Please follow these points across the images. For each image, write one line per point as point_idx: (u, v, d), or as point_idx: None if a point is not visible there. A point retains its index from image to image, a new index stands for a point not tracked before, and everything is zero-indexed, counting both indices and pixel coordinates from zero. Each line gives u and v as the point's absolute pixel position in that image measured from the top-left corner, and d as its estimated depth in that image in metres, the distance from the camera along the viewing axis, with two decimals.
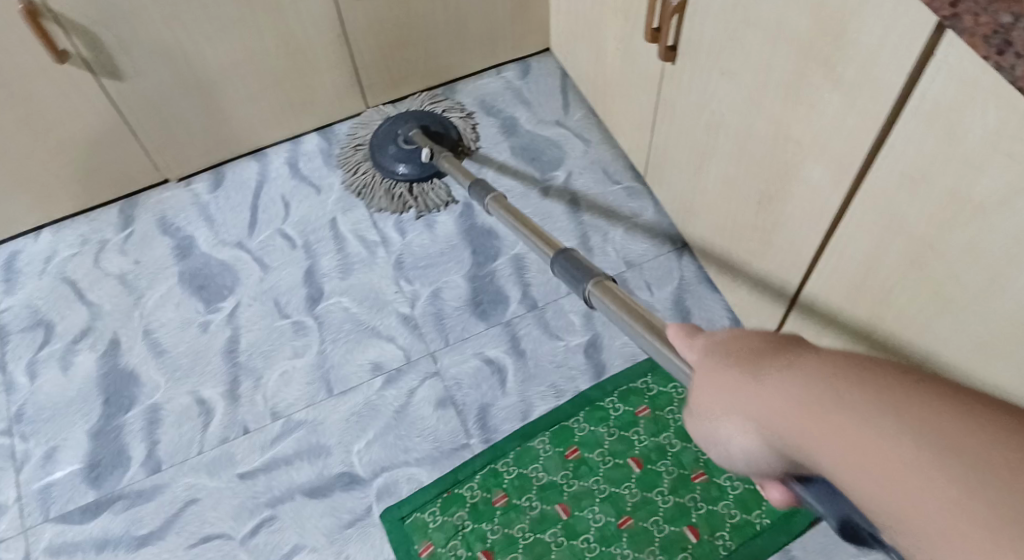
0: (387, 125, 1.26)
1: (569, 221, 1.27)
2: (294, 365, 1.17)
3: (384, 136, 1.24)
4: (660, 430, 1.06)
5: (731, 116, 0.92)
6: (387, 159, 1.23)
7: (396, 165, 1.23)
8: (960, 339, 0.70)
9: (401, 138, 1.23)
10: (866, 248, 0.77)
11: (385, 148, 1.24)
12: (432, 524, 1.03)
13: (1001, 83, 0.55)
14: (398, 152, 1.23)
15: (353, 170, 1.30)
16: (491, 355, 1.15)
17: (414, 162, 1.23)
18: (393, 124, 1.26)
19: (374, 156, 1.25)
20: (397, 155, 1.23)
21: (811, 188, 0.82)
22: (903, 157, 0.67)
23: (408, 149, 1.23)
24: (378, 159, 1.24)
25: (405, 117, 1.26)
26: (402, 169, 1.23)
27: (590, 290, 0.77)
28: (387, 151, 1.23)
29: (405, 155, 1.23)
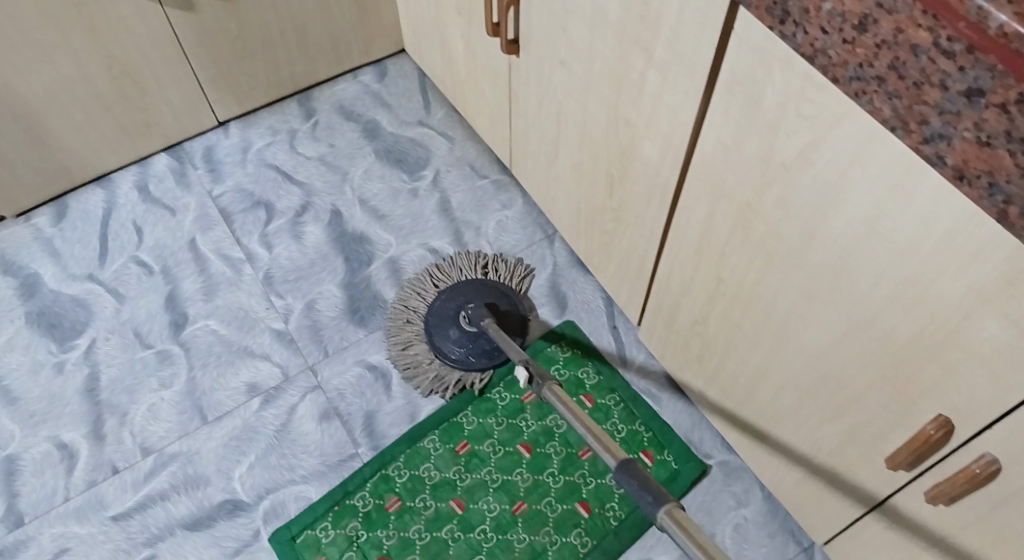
0: (443, 303, 1.13)
1: (441, 219, 1.32)
2: (161, 397, 1.12)
3: (443, 316, 1.12)
4: (546, 413, 1.12)
5: (573, 104, 1.01)
6: (446, 342, 1.10)
7: (454, 349, 1.09)
8: (784, 292, 0.80)
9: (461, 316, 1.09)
10: (702, 217, 0.87)
11: (445, 330, 1.10)
12: (324, 539, 1.02)
13: (781, 51, 0.63)
14: (459, 336, 1.09)
15: (406, 355, 1.14)
16: (373, 362, 1.16)
17: (475, 348, 1.08)
18: (451, 303, 1.13)
19: (431, 337, 1.11)
20: (457, 339, 1.09)
21: (651, 167, 0.92)
22: (719, 127, 0.76)
23: (468, 333, 1.08)
24: (436, 344, 1.10)
25: (464, 294, 1.13)
26: (461, 354, 1.08)
27: None
28: (448, 336, 1.10)
29: (469, 341, 1.08)
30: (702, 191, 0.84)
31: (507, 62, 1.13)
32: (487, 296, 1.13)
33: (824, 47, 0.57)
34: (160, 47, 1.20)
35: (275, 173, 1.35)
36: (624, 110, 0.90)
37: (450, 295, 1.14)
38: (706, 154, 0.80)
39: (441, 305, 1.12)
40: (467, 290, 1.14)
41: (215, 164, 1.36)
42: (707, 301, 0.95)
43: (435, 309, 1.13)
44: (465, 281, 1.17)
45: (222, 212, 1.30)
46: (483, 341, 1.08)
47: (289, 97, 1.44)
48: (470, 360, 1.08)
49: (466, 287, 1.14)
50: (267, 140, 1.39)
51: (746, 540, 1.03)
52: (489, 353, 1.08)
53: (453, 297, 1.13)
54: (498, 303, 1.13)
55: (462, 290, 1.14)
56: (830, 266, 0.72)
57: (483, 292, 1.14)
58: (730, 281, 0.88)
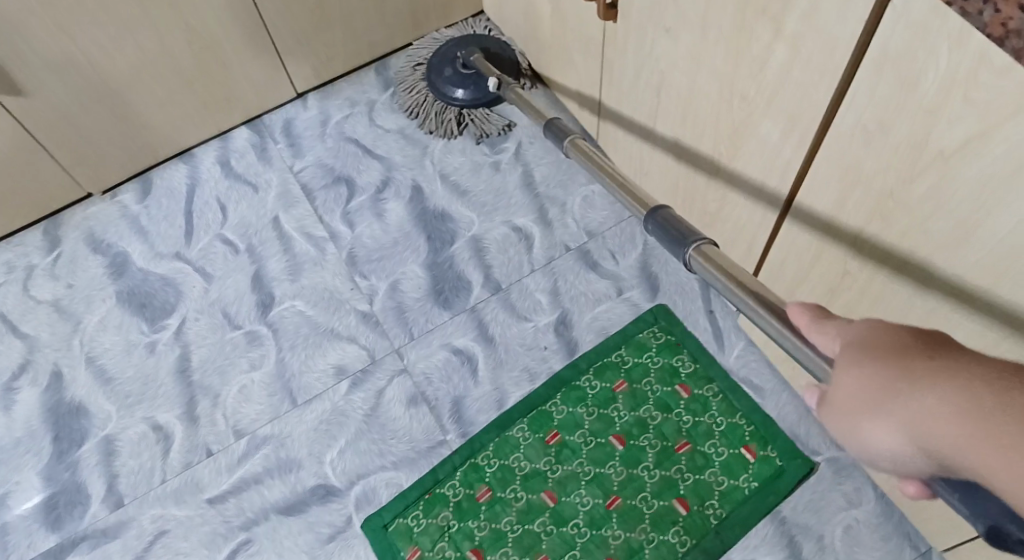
0: (447, 47, 1.25)
1: (524, 194, 1.26)
2: (251, 379, 1.12)
3: (441, 56, 1.25)
4: (639, 404, 1.08)
5: (677, 74, 0.93)
6: (441, 80, 1.24)
7: (447, 86, 1.23)
8: (928, 291, 0.72)
9: (459, 61, 1.22)
10: (830, 204, 0.79)
11: (442, 66, 1.24)
12: (416, 528, 1.01)
13: (953, 21, 0.54)
14: (454, 75, 1.23)
15: (410, 98, 1.30)
16: (459, 345, 1.14)
17: (465, 85, 1.23)
18: (454, 47, 1.25)
19: (430, 76, 1.25)
20: (451, 79, 1.23)
21: (769, 148, 0.84)
22: (863, 110, 0.68)
23: (463, 74, 1.23)
24: (432, 81, 1.25)
25: (468, 41, 1.25)
26: (452, 91, 1.23)
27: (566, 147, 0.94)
28: (443, 73, 1.24)
29: (459, 78, 1.23)
30: (836, 181, 0.76)
31: (601, 29, 1.05)
32: (485, 43, 1.26)
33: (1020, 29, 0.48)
34: (239, 19, 1.16)
35: (355, 147, 1.31)
36: (741, 85, 0.82)
37: (455, 41, 1.26)
38: (842, 138, 0.72)
39: (445, 46, 1.25)
40: (471, 40, 1.25)
41: (295, 138, 1.33)
42: (829, 293, 0.87)
43: (436, 52, 1.26)
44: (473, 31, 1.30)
45: (304, 189, 1.28)
46: (475, 80, 1.22)
47: (366, 67, 1.39)
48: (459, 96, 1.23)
49: (472, 39, 1.26)
50: (346, 112, 1.35)
51: (858, 543, 0.96)
52: (478, 92, 1.23)
53: (458, 43, 1.25)
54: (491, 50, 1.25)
55: (464, 39, 1.26)
56: (991, 272, 0.64)
57: (480, 40, 1.26)
58: (858, 274, 0.81)
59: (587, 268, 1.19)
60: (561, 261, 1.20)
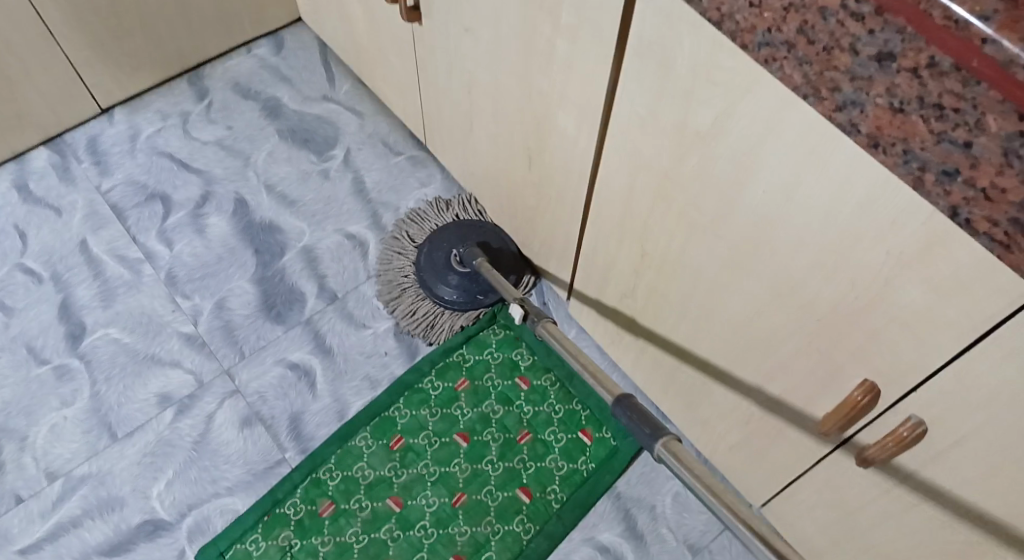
0: (430, 255, 1.14)
1: (356, 201, 1.25)
2: (63, 416, 1.04)
3: (434, 264, 1.13)
4: (482, 400, 1.09)
5: (480, 73, 0.95)
6: (446, 291, 1.12)
7: (456, 294, 1.11)
8: (710, 263, 0.78)
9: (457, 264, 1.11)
10: (621, 188, 0.83)
11: (440, 276, 1.12)
12: (255, 552, 0.97)
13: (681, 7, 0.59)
14: (459, 281, 1.11)
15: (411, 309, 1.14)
16: (295, 359, 1.11)
17: (475, 288, 1.11)
18: (439, 251, 1.15)
19: (431, 291, 1.13)
20: (457, 285, 1.11)
21: (567, 140, 0.87)
22: (632, 96, 0.72)
23: (466, 275, 1.11)
24: (437, 294, 1.12)
25: (446, 239, 1.15)
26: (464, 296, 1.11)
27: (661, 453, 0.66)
28: (447, 284, 1.11)
29: (468, 282, 1.11)
30: (621, 165, 0.81)
31: (410, 32, 1.05)
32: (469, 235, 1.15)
33: (732, 14, 0.53)
34: (22, 31, 1.07)
35: (170, 162, 1.25)
36: (534, 79, 0.85)
37: (433, 245, 1.15)
38: (621, 124, 0.76)
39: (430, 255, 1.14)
40: (451, 234, 1.15)
41: (102, 156, 1.25)
42: (635, 274, 0.92)
43: (425, 267, 1.14)
44: (452, 226, 1.18)
45: (114, 209, 1.20)
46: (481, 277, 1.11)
47: (177, 78, 1.33)
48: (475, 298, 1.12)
49: (449, 230, 1.16)
50: (158, 125, 1.28)
51: (686, 508, 1.02)
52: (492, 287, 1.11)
53: (439, 244, 1.15)
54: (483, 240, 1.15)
55: (443, 238, 1.15)
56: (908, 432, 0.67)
57: (463, 234, 1.16)
58: (653, 254, 0.86)
59: None
60: None
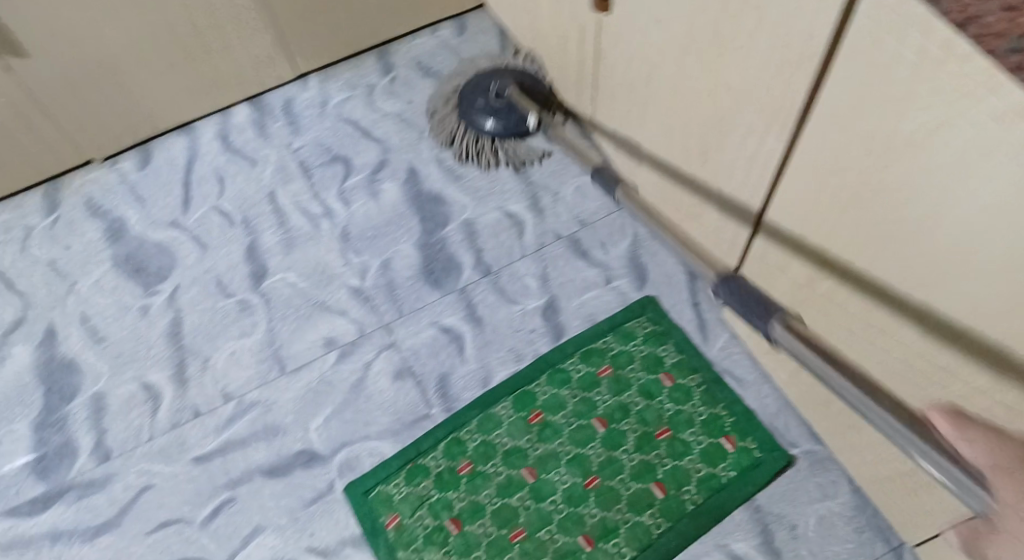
0: (475, 81, 1.27)
1: (518, 181, 1.29)
2: (242, 345, 1.15)
3: (475, 90, 1.26)
4: (623, 389, 1.11)
5: (666, 65, 0.97)
6: (474, 112, 1.25)
7: (482, 117, 1.25)
8: (899, 274, 0.75)
9: (493, 92, 1.24)
10: (808, 191, 0.82)
11: (476, 101, 1.25)
12: (397, 496, 1.03)
13: (913, 10, 0.58)
14: (488, 106, 1.24)
15: (443, 126, 1.31)
16: (448, 324, 1.16)
17: (503, 118, 1.24)
18: (482, 79, 1.27)
19: (463, 109, 1.26)
20: (486, 109, 1.24)
21: (753, 137, 0.87)
22: (839, 96, 0.71)
23: (497, 105, 1.24)
24: (466, 112, 1.26)
25: (493, 73, 1.27)
26: (487, 122, 1.24)
27: (773, 323, 0.68)
28: (477, 104, 1.25)
29: (498, 111, 1.24)
30: (814, 166, 0.80)
31: (596, 22, 1.09)
32: (513, 75, 1.27)
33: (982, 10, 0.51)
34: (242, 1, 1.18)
35: (353, 128, 1.35)
36: (725, 74, 0.86)
37: (480, 75, 1.28)
38: (819, 124, 0.76)
39: (476, 79, 1.26)
40: (498, 71, 1.27)
41: (294, 117, 1.36)
42: (807, 280, 0.91)
43: (465, 87, 1.27)
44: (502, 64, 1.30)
45: (301, 166, 1.31)
46: (510, 110, 1.24)
47: (366, 52, 1.43)
48: (497, 126, 1.25)
49: (497, 69, 1.28)
50: (345, 94, 1.38)
51: (832, 533, 0.99)
52: (514, 121, 1.24)
53: (485, 76, 1.27)
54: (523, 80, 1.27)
55: (490, 71, 1.27)
56: (974, 308, 0.67)
57: (510, 71, 1.27)
58: (838, 261, 0.84)
59: (577, 256, 1.22)
60: (551, 248, 1.23)
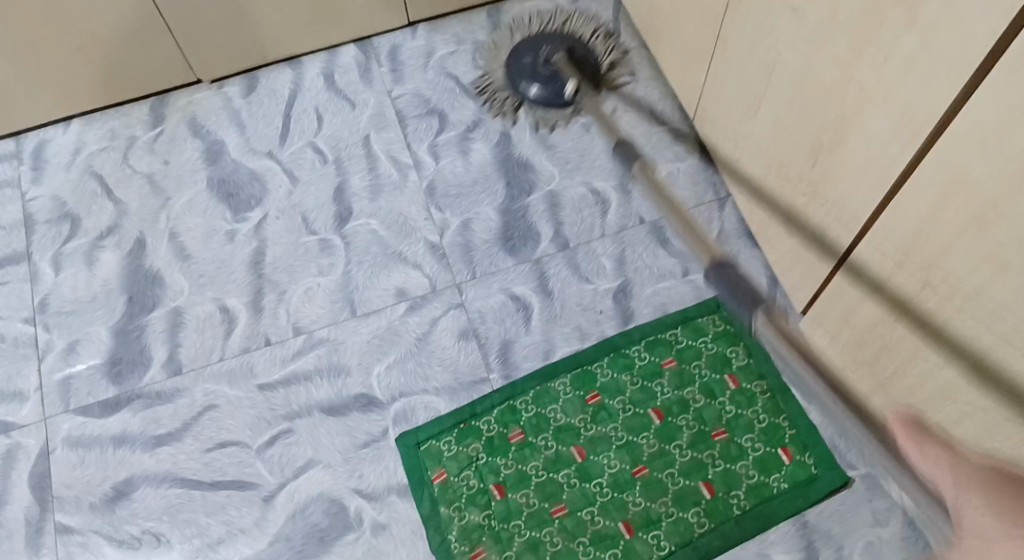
0: (532, 40, 1.22)
1: (610, 159, 1.27)
2: (317, 283, 1.17)
3: (527, 49, 1.22)
4: (685, 384, 1.08)
5: (792, 57, 0.92)
6: (520, 71, 1.22)
7: (526, 81, 1.21)
8: (1013, 313, 0.69)
9: (543, 58, 1.20)
10: (925, 211, 0.77)
11: (526, 63, 1.21)
12: (446, 453, 1.05)
13: None
14: (534, 69, 1.21)
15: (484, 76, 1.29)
16: (517, 292, 1.16)
17: (548, 87, 1.21)
18: (540, 41, 1.22)
19: (509, 65, 1.23)
20: (530, 73, 1.21)
21: (875, 144, 0.82)
22: (985, 116, 0.65)
23: (544, 71, 1.20)
24: (511, 70, 1.23)
25: (553, 38, 1.22)
26: (529, 87, 1.22)
27: (757, 322, 0.85)
28: (522, 64, 1.21)
29: (544, 78, 1.20)
30: (938, 186, 0.74)
31: (724, 5, 1.03)
32: (569, 46, 1.22)
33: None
34: None
35: (453, 84, 1.34)
36: (859, 75, 0.80)
37: (539, 36, 1.22)
38: (955, 141, 0.70)
39: (535, 37, 1.21)
40: (554, 36, 1.22)
41: (398, 64, 1.36)
42: (902, 305, 0.85)
43: (521, 42, 1.23)
44: (564, 26, 1.25)
45: (398, 114, 1.31)
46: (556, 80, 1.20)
47: (478, 8, 1.41)
48: (537, 94, 1.22)
49: (554, 35, 1.22)
50: (451, 49, 1.37)
51: None
52: (556, 92, 1.21)
53: (542, 39, 1.22)
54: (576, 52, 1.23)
55: (549, 36, 1.22)
56: None
57: (567, 39, 1.23)
58: (939, 290, 0.78)
59: (658, 243, 1.19)
60: (633, 232, 1.20)
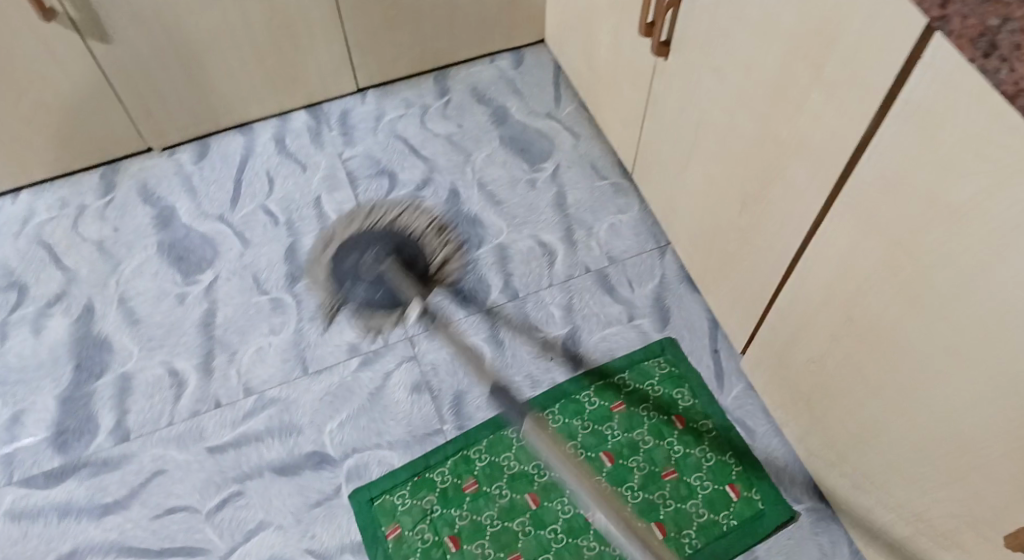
0: (358, 239, 1.11)
1: (555, 213, 1.31)
2: (269, 342, 1.17)
3: (356, 245, 1.10)
4: (634, 426, 1.10)
5: (715, 110, 0.98)
6: (348, 271, 1.10)
7: (356, 287, 1.09)
8: (927, 343, 0.74)
9: (370, 260, 1.08)
10: (843, 248, 0.82)
11: (354, 268, 1.10)
12: (400, 507, 1.04)
13: (970, 81, 0.58)
14: (360, 270, 1.09)
15: (316, 263, 1.14)
16: (469, 343, 1.18)
17: (380, 293, 1.09)
18: (366, 242, 1.11)
19: (334, 263, 1.11)
20: (356, 277, 1.09)
21: (794, 190, 0.87)
22: (885, 158, 0.71)
23: (372, 277, 1.08)
24: (336, 263, 1.11)
25: (376, 236, 1.11)
26: (358, 291, 1.09)
27: None
28: (349, 266, 1.10)
29: (372, 285, 1.09)
30: (851, 225, 0.79)
31: (652, 64, 1.10)
32: (399, 243, 1.10)
33: (995, 32, 0.51)
34: (318, 8, 1.25)
35: (403, 145, 1.39)
36: (775, 126, 0.86)
37: (366, 235, 1.11)
38: (862, 184, 0.75)
39: (361, 236, 1.10)
40: (379, 235, 1.11)
41: (349, 128, 1.41)
42: (831, 338, 0.89)
43: (347, 243, 1.11)
44: (394, 217, 1.14)
45: (349, 175, 1.35)
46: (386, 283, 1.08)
47: (425, 74, 1.47)
48: (370, 299, 1.09)
49: (378, 233, 1.11)
50: (400, 112, 1.43)
51: None
52: (392, 296, 1.09)
53: (367, 238, 1.11)
54: (407, 251, 1.10)
55: (375, 234, 1.11)
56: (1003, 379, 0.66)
57: (394, 237, 1.11)
58: (862, 323, 0.83)
59: (603, 291, 1.23)
60: (579, 280, 1.24)
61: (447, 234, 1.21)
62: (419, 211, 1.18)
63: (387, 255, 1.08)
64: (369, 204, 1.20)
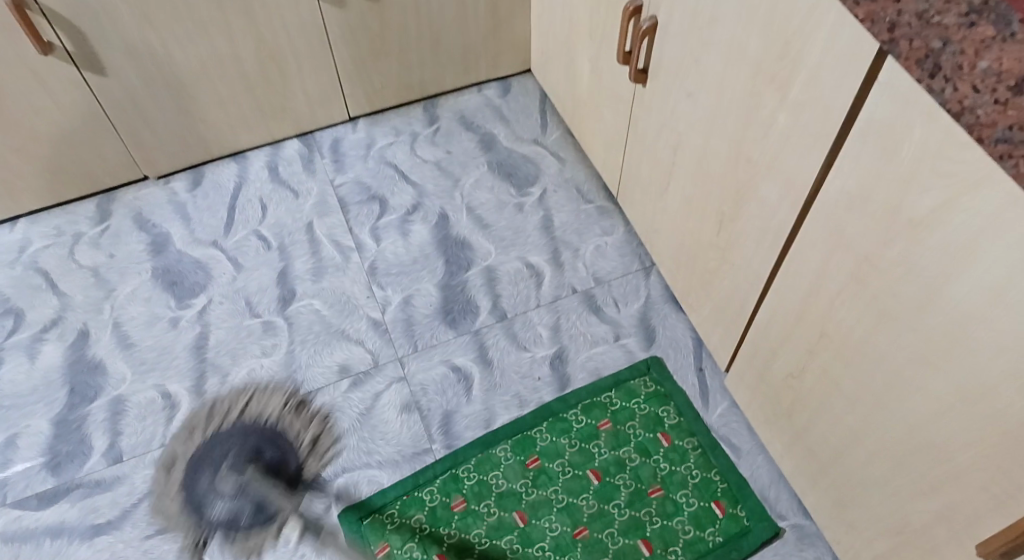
0: (217, 441, 1.12)
1: (541, 236, 1.34)
2: (261, 364, 1.19)
3: (203, 477, 1.10)
4: (621, 444, 1.12)
5: (691, 134, 1.02)
6: (210, 499, 1.08)
7: (214, 506, 1.07)
8: (896, 355, 0.76)
9: (224, 468, 1.10)
10: (815, 263, 0.84)
11: (210, 490, 1.09)
12: (388, 526, 1.05)
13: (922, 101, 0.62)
14: (218, 491, 1.08)
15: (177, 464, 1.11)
16: (457, 363, 1.19)
17: (243, 511, 1.07)
18: (225, 444, 1.12)
19: (185, 492, 1.09)
20: (219, 493, 1.08)
21: (767, 209, 0.90)
22: (849, 177, 0.74)
23: (230, 492, 1.08)
24: (197, 496, 1.08)
25: (231, 439, 1.13)
26: (218, 510, 1.07)
27: None
28: (208, 492, 1.08)
29: (235, 503, 1.07)
30: (822, 242, 0.82)
31: (631, 90, 1.14)
32: (254, 442, 1.13)
33: (938, 54, 0.56)
34: (307, 39, 1.30)
35: (393, 171, 1.42)
36: (746, 148, 0.90)
37: (218, 442, 1.12)
38: (831, 202, 0.78)
39: (212, 445, 1.12)
40: (236, 436, 1.13)
41: (340, 156, 1.44)
42: (808, 352, 0.91)
43: (189, 465, 1.11)
44: (241, 437, 1.13)
45: (340, 201, 1.38)
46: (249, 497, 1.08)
47: (414, 103, 1.51)
48: (235, 522, 1.06)
49: (233, 434, 1.13)
50: (390, 139, 1.47)
51: None
52: (257, 509, 1.07)
53: (221, 441, 1.12)
54: (264, 453, 1.12)
55: (233, 434, 1.13)
56: (965, 387, 0.69)
57: (249, 439, 1.13)
58: (835, 337, 0.85)
59: (590, 311, 1.25)
60: (566, 301, 1.26)
61: (306, 413, 1.15)
62: (281, 418, 1.14)
63: (245, 465, 1.10)
64: (226, 407, 1.15)
